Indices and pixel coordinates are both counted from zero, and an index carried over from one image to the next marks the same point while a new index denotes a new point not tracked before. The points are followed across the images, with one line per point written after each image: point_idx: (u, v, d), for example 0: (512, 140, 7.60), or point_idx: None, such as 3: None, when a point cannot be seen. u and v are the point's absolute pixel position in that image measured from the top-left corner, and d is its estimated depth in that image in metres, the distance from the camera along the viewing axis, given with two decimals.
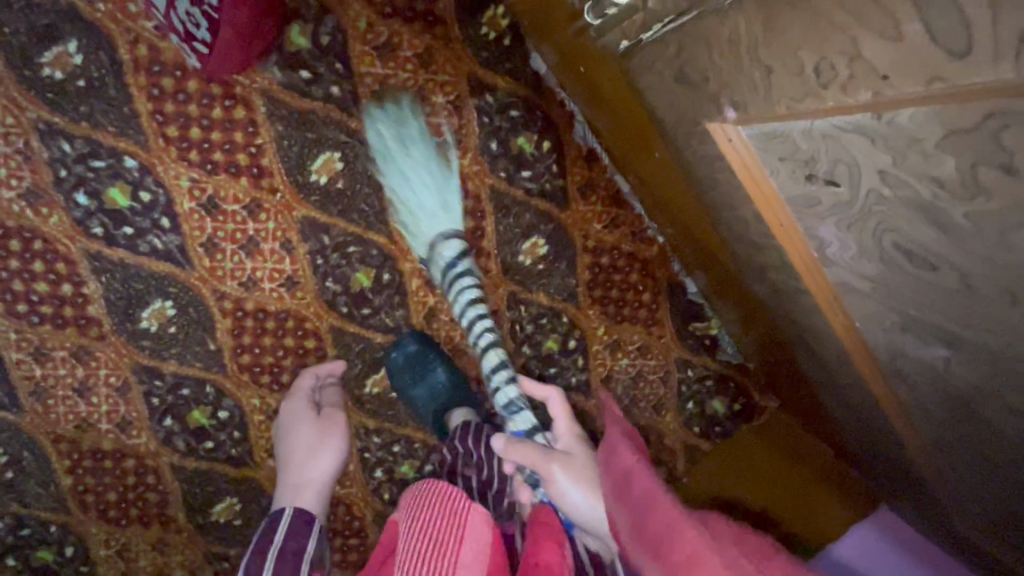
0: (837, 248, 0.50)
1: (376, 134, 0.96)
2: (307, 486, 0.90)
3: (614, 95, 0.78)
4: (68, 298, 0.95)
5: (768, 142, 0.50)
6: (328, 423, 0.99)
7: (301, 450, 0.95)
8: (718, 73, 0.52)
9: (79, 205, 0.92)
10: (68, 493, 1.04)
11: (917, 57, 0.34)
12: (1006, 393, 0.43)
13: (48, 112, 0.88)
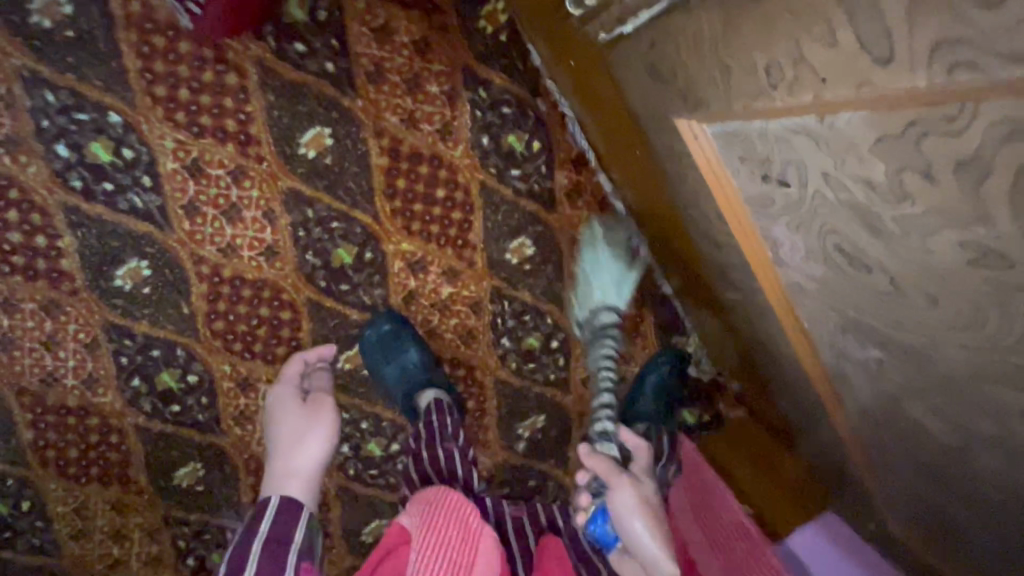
0: (789, 249, 0.54)
1: (537, 199, 1.08)
2: (294, 473, 0.83)
3: (600, 89, 0.80)
4: (42, 249, 0.94)
5: (729, 142, 0.53)
6: (318, 407, 0.94)
7: (287, 434, 0.89)
8: (688, 70, 0.54)
9: (59, 156, 0.91)
10: (28, 447, 1.04)
11: (849, 62, 0.38)
12: (929, 393, 0.47)
13: (35, 59, 0.87)
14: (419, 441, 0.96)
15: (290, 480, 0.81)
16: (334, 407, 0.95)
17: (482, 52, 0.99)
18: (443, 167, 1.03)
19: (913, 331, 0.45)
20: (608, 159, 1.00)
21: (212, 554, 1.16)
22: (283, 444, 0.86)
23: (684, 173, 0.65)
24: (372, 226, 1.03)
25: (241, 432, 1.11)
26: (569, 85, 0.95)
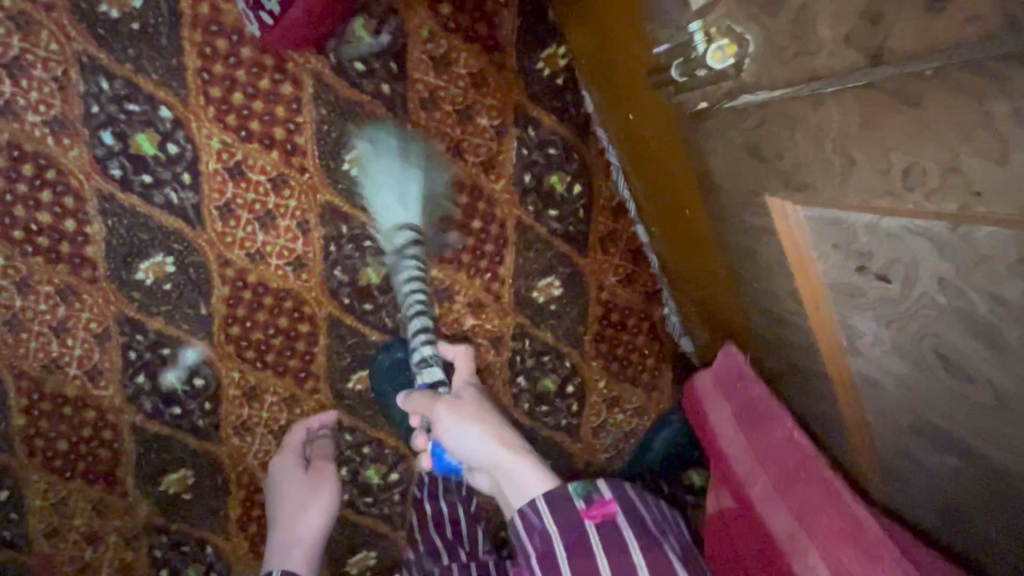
0: (870, 339, 0.57)
1: (572, 241, 1.07)
2: (296, 544, 1.00)
3: (663, 150, 0.80)
4: (69, 234, 0.93)
5: (824, 229, 0.55)
6: (321, 476, 1.05)
7: (290, 511, 1.01)
8: (796, 156, 0.54)
9: (103, 143, 0.90)
10: (17, 434, 0.99)
11: (1012, 184, 0.38)
12: (997, 485, 0.53)
13: (96, 46, 0.87)
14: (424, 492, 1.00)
15: (292, 551, 0.99)
16: (333, 484, 1.05)
17: (536, 95, 1.00)
18: (483, 200, 1.03)
19: (1008, 447, 0.49)
20: (646, 210, 1.01)
21: (188, 568, 1.11)
22: (284, 516, 1.01)
23: (761, 251, 0.65)
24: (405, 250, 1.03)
25: (238, 441, 1.07)
26: (620, 137, 0.95)
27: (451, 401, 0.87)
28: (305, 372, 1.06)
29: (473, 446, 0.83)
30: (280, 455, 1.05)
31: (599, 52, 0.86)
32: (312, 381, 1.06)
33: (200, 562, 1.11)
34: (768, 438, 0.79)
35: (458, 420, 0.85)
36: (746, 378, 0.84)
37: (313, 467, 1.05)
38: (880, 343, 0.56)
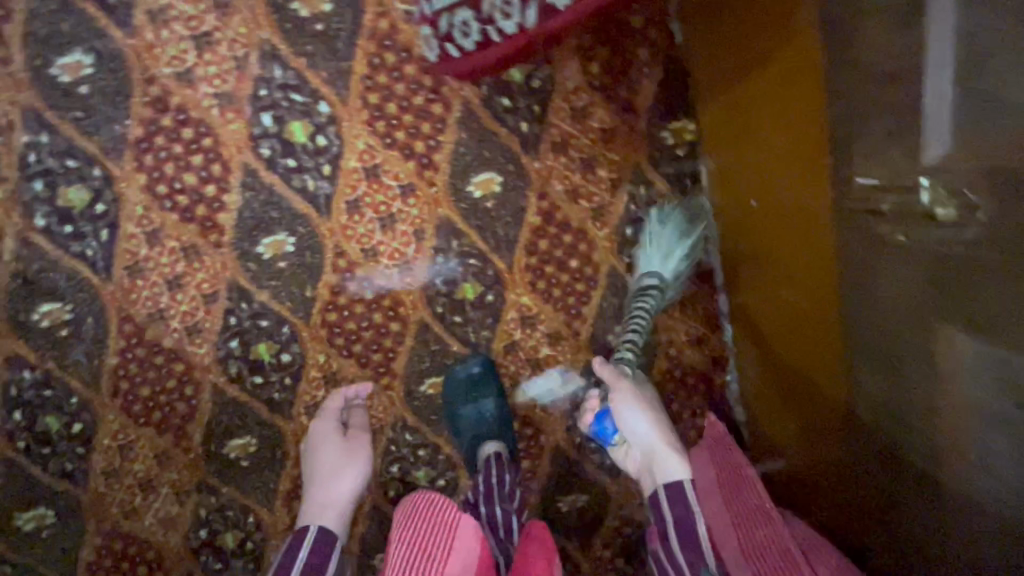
0: (1003, 463, 0.54)
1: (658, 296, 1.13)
2: (329, 504, 0.97)
3: (795, 232, 0.79)
4: (208, 199, 0.99)
5: (1001, 363, 0.52)
6: (354, 448, 1.05)
7: (324, 474, 1.02)
8: (976, 287, 0.54)
9: (261, 124, 0.97)
10: (106, 373, 1.04)
11: None
12: None
13: (279, 38, 0.94)
14: (476, 498, 1.04)
15: (326, 512, 0.96)
16: (368, 449, 1.06)
17: (656, 159, 1.07)
18: (584, 243, 1.10)
19: None
20: (742, 277, 1.02)
21: (226, 532, 1.15)
22: (319, 476, 1.01)
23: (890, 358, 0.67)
24: (503, 275, 1.09)
25: (305, 421, 1.12)
26: (737, 205, 0.96)
27: (634, 389, 0.97)
28: (384, 368, 1.11)
29: (643, 433, 0.91)
30: (319, 421, 1.08)
31: (746, 121, 0.87)
32: (388, 378, 1.12)
33: (239, 528, 1.15)
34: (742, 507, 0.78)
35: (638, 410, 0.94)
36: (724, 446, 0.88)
37: (349, 436, 1.07)
38: (984, 473, 0.56)
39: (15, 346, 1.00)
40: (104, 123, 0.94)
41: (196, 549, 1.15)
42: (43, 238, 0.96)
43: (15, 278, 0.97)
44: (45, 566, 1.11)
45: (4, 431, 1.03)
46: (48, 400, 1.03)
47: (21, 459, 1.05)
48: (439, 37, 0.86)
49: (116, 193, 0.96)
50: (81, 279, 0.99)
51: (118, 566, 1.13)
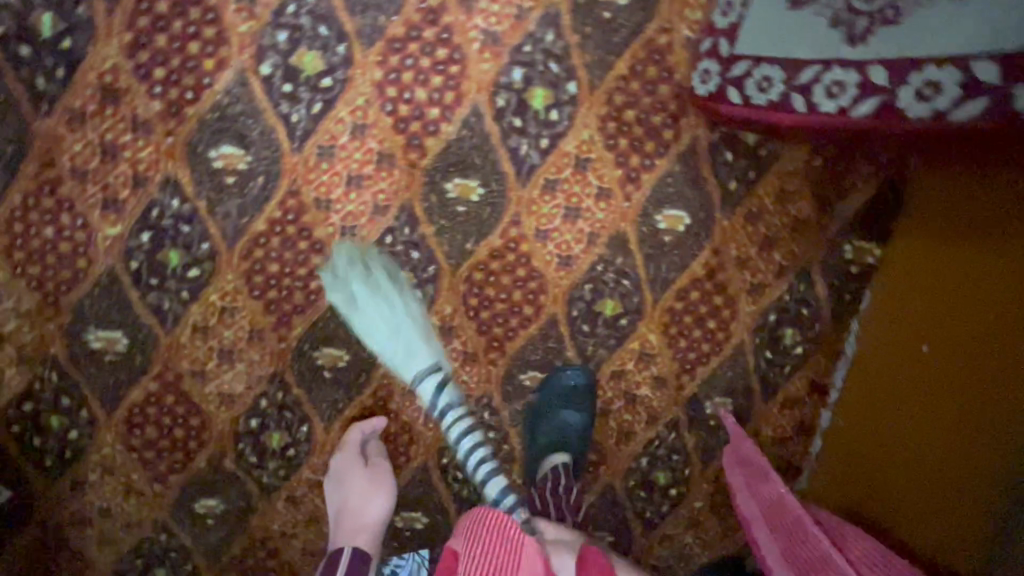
0: None
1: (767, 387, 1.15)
2: (362, 529, 1.01)
3: (931, 401, 0.87)
4: (427, 120, 0.98)
5: None
6: (377, 476, 1.07)
7: (351, 501, 1.04)
8: None
9: (510, 76, 0.97)
10: (248, 235, 1.01)
11: None
12: None
13: (566, 7, 0.95)
14: (538, 508, 1.10)
15: (359, 536, 1.01)
16: (392, 475, 1.08)
17: (830, 265, 1.09)
18: (730, 312, 1.11)
19: None
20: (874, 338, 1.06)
21: (277, 430, 1.13)
22: (349, 508, 1.04)
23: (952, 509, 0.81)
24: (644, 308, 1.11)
25: (400, 360, 1.11)
26: (889, 328, 1.02)
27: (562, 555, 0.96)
28: (497, 343, 1.11)
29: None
30: (340, 452, 1.09)
31: (937, 285, 0.91)
32: (497, 354, 1.12)
33: (290, 432, 1.13)
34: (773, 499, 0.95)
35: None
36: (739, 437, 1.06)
37: (371, 462, 1.09)
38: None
39: (180, 173, 0.97)
40: (372, 10, 0.93)
41: (239, 434, 1.12)
42: (261, 87, 0.95)
43: (215, 111, 0.95)
44: (94, 388, 1.07)
45: (126, 246, 1.00)
46: (181, 236, 1.00)
47: (127, 279, 1.01)
48: (727, 82, 0.88)
49: (348, 76, 0.95)
50: (273, 138, 0.97)
51: (161, 417, 1.10)
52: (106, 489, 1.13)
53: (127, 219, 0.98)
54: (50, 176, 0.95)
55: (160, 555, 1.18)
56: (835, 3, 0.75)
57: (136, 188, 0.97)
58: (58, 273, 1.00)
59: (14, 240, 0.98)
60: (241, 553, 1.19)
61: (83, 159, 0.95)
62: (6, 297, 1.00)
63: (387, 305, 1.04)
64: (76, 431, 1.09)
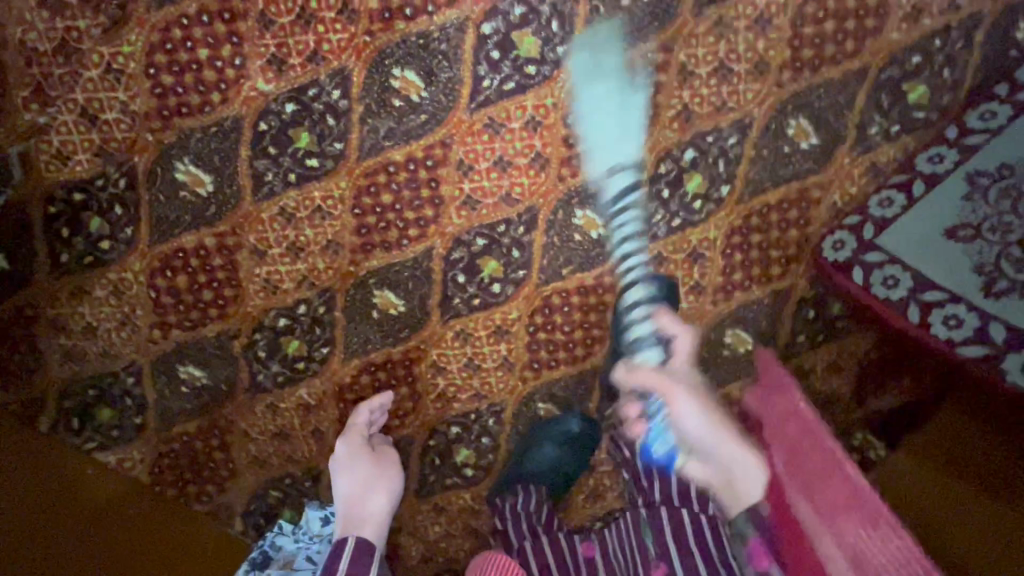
0: None
1: None
2: (366, 518, 0.87)
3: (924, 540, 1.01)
4: (594, 149, 1.02)
5: None
6: (382, 466, 0.97)
7: (355, 486, 0.92)
8: None
9: (682, 152, 1.03)
10: (381, 157, 1.01)
11: None
12: None
13: (761, 123, 1.01)
14: (505, 526, 1.01)
15: (362, 528, 0.85)
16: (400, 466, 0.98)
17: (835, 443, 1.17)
18: None
19: None
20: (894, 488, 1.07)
21: (297, 339, 1.10)
22: (348, 496, 0.91)
23: None
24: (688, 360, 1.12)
25: (446, 334, 1.11)
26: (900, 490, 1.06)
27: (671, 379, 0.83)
28: (536, 366, 1.14)
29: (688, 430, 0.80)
30: (343, 440, 1.02)
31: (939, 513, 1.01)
32: (531, 374, 1.14)
33: (308, 346, 1.11)
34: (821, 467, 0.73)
35: (682, 387, 0.82)
36: (809, 429, 0.78)
37: (375, 449, 1.01)
38: None
39: (355, 71, 0.96)
40: (605, 34, 0.97)
41: (261, 324, 1.09)
42: (473, 41, 0.96)
43: (421, 38, 0.95)
44: (152, 213, 1.02)
45: (266, 105, 0.97)
46: (321, 125, 0.98)
47: (248, 135, 0.98)
48: (858, 261, 0.96)
49: (551, 76, 0.98)
50: (456, 90, 0.98)
51: (197, 272, 1.06)
52: (103, 311, 1.07)
53: (282, 83, 0.96)
54: (237, 6, 0.93)
55: (116, 395, 1.12)
56: (984, 257, 0.90)
57: (308, 61, 0.95)
58: (187, 94, 0.96)
59: (166, 42, 0.93)
60: (194, 432, 1.14)
61: (277, 9, 0.93)
62: (124, 88, 0.95)
63: (603, 87, 0.97)
64: (109, 242, 1.03)
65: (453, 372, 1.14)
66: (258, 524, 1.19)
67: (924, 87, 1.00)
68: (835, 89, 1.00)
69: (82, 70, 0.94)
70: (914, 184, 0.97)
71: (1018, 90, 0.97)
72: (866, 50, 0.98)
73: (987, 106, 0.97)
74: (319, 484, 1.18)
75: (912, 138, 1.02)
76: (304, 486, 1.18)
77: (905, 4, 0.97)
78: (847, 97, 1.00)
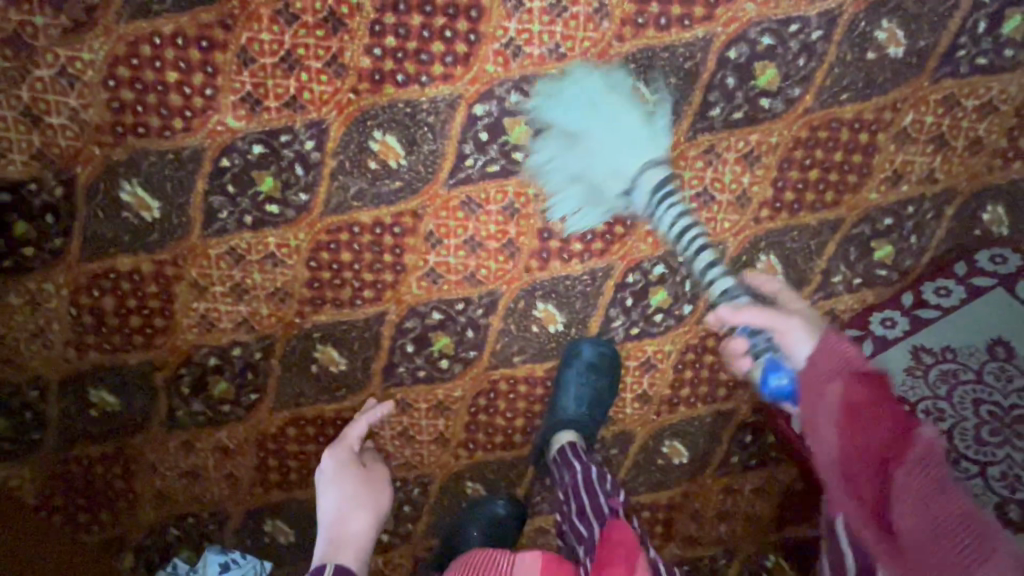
0: None
1: None
2: (348, 540, 0.81)
3: None
4: (567, 247, 1.00)
5: None
6: (370, 484, 0.91)
7: (342, 501, 0.87)
8: None
9: (652, 265, 1.02)
10: (348, 216, 0.96)
11: None
12: None
13: (732, 252, 1.02)
14: None
15: (343, 549, 0.79)
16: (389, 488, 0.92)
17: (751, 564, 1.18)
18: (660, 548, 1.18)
19: None
20: None
21: (227, 380, 1.04)
22: (328, 519, 0.85)
23: None
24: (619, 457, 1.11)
25: (384, 399, 1.07)
26: None
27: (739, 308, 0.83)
28: (471, 446, 1.11)
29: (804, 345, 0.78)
30: (330, 450, 0.95)
31: None
32: (465, 453, 1.11)
33: (237, 391, 1.05)
34: (859, 450, 0.57)
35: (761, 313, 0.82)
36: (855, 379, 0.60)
37: (365, 464, 0.95)
38: None
39: (334, 126, 0.91)
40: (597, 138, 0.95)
41: (190, 359, 1.03)
42: (463, 119, 0.92)
43: (410, 106, 0.91)
44: (87, 229, 0.94)
45: (233, 142, 0.91)
46: (289, 173, 0.93)
47: (207, 167, 0.92)
48: (799, 406, 1.00)
49: (537, 168, 0.96)
50: (437, 163, 0.94)
51: (128, 295, 0.98)
52: (15, 320, 0.98)
53: (253, 123, 0.90)
54: (217, 36, 0.86)
55: (15, 408, 1.03)
56: None
57: (285, 107, 0.90)
58: (147, 114, 0.89)
59: (132, 57, 0.86)
60: (97, 457, 1.07)
61: (260, 48, 0.87)
62: (77, 95, 0.87)
63: None
64: (34, 251, 0.95)
65: (385, 438, 1.10)
66: (151, 561, 1.12)
67: (891, 247, 1.02)
68: (808, 233, 1.01)
69: (32, 69, 0.86)
70: (865, 341, 0.98)
71: (975, 272, 0.99)
72: (843, 203, 1.00)
73: (944, 281, 0.99)
74: (224, 528, 1.12)
75: (871, 292, 1.04)
76: (207, 528, 1.12)
77: (888, 168, 0.98)
78: (818, 243, 1.02)
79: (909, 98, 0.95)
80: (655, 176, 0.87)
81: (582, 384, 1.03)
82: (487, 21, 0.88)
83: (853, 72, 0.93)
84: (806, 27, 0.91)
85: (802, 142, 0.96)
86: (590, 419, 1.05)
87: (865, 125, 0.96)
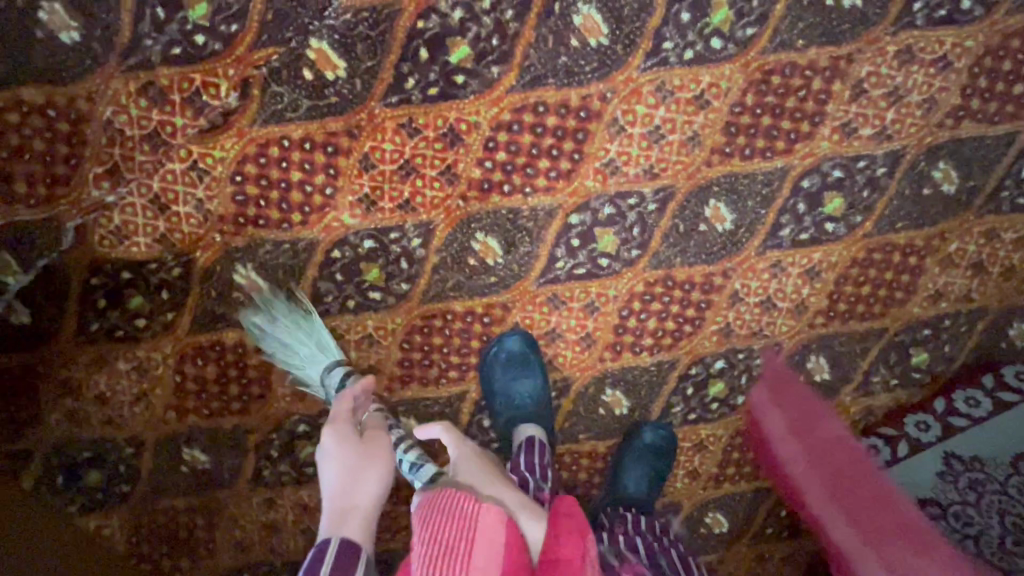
0: None
1: None
2: (354, 508, 0.71)
3: None
4: (638, 342, 1.09)
5: None
6: (376, 443, 0.80)
7: (344, 466, 0.76)
8: None
9: (714, 361, 1.12)
10: (443, 304, 1.04)
11: None
12: None
13: (786, 353, 1.12)
14: None
15: (351, 518, 0.70)
16: (395, 448, 0.81)
17: None
18: None
19: None
20: None
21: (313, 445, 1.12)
22: (329, 483, 0.74)
23: None
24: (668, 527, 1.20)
25: None
26: None
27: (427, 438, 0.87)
28: None
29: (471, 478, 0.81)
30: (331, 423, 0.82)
31: None
32: None
33: None
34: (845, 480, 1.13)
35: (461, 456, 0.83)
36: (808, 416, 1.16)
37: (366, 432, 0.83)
38: None
39: (441, 227, 0.99)
40: (678, 249, 1.03)
41: (280, 425, 1.09)
42: (559, 226, 1.00)
43: (511, 213, 0.99)
44: (198, 304, 1.00)
45: (345, 236, 0.98)
46: (394, 265, 1.00)
47: (319, 256, 0.99)
48: None
49: (620, 272, 1.04)
50: (531, 264, 1.02)
51: (231, 366, 1.05)
52: (120, 383, 1.03)
53: (367, 221, 0.97)
54: (342, 143, 0.93)
55: (109, 463, 1.08)
56: None
57: (398, 208, 0.97)
58: (268, 208, 0.95)
59: (260, 156, 0.92)
60: (181, 508, 1.12)
61: (382, 155, 0.94)
62: (205, 187, 0.94)
63: None
64: (145, 321, 1.00)
65: None
66: None
67: (926, 354, 1.14)
68: (855, 339, 1.12)
69: (167, 161, 0.92)
70: (900, 443, 1.13)
71: (1001, 387, 1.13)
72: (888, 316, 1.11)
73: (973, 393, 1.13)
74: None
75: (904, 392, 1.16)
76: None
77: (932, 287, 1.09)
78: (862, 349, 1.13)
79: (955, 230, 1.06)
80: (334, 379, 0.97)
81: (641, 465, 1.10)
82: (591, 142, 0.96)
83: (909, 206, 1.04)
84: (872, 164, 1.01)
85: (858, 262, 1.06)
86: (648, 497, 1.10)
87: (915, 250, 1.07)
